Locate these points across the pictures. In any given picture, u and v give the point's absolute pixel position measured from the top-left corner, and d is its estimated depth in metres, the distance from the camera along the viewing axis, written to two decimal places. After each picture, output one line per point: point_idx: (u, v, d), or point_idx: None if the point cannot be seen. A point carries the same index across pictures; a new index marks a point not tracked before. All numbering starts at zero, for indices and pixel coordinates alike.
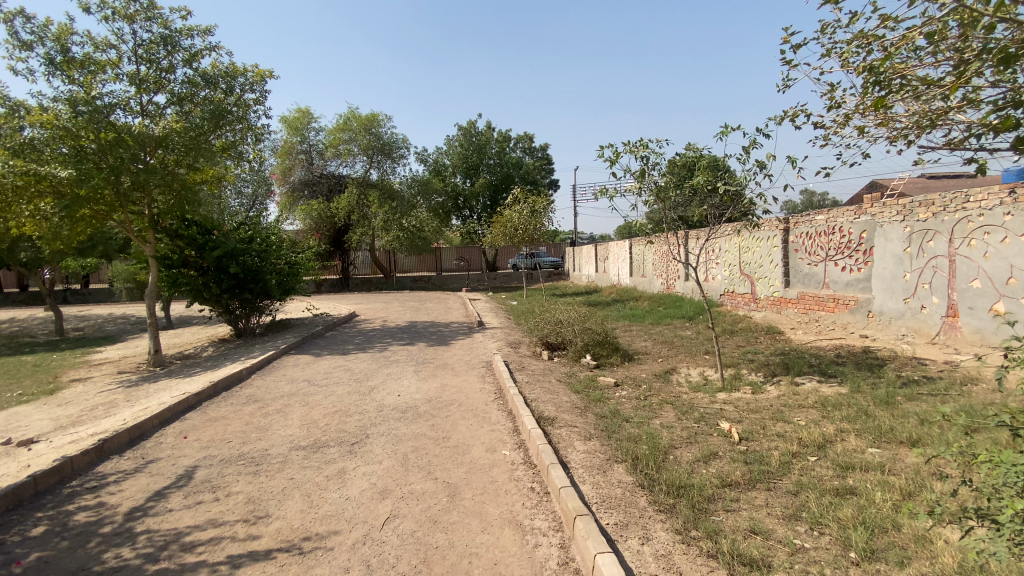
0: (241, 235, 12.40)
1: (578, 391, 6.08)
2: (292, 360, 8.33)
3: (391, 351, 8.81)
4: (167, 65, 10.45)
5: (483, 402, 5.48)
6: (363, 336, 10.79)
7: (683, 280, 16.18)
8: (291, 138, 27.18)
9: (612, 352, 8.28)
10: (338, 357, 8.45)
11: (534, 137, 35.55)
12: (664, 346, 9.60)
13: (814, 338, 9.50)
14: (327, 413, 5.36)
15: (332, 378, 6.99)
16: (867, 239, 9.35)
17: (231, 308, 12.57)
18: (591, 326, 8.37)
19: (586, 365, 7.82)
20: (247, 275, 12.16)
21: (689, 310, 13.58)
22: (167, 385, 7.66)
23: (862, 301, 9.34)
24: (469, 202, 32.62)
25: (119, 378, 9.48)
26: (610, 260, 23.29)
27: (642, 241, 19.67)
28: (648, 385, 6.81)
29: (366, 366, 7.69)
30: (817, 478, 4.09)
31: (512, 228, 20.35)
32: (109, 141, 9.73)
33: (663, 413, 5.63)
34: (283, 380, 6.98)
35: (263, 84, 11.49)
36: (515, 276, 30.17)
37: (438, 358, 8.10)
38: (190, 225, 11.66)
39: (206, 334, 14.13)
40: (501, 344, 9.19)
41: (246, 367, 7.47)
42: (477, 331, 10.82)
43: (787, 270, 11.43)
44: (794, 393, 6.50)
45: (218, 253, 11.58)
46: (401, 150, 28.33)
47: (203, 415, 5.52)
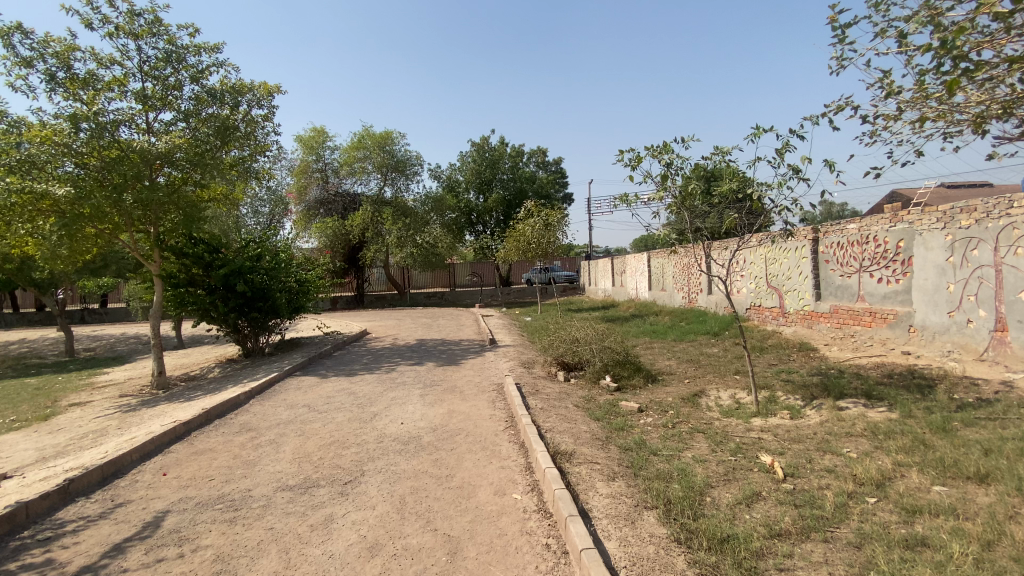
0: (249, 252, 12.14)
1: (598, 419, 5.53)
2: (294, 382, 7.93)
3: (398, 372, 8.37)
4: (173, 81, 10.41)
5: (492, 432, 4.95)
6: (371, 356, 10.38)
7: (706, 294, 15.53)
8: (307, 157, 27.32)
9: (634, 373, 7.71)
10: (343, 379, 8.04)
11: (548, 152, 35.31)
12: (690, 365, 9.00)
13: (852, 356, 8.79)
14: (322, 445, 4.90)
15: (332, 403, 6.55)
16: (904, 249, 8.54)
17: (240, 327, 12.30)
18: (610, 345, 7.82)
19: (606, 388, 7.27)
20: (255, 293, 11.87)
21: (713, 326, 12.93)
22: (165, 411, 7.33)
23: (901, 315, 8.54)
24: (483, 217, 32.38)
25: (120, 402, 9.23)
26: (627, 273, 22.68)
27: (660, 254, 19.08)
28: (676, 412, 6.26)
29: (370, 389, 7.25)
30: (882, 525, 3.36)
31: (526, 242, 19.94)
32: (113, 158, 9.72)
33: (695, 445, 5.08)
34: (282, 406, 6.56)
35: (270, 100, 11.36)
36: (530, 291, 29.70)
37: (447, 380, 7.61)
38: (197, 244, 11.46)
39: (215, 354, 13.87)
40: (514, 364, 8.68)
41: (245, 393, 7.03)
42: (490, 350, 10.33)
43: (817, 282, 10.73)
44: (839, 419, 5.84)
45: (224, 271, 11.31)
46: (415, 167, 28.24)
47: (190, 447, 5.12)
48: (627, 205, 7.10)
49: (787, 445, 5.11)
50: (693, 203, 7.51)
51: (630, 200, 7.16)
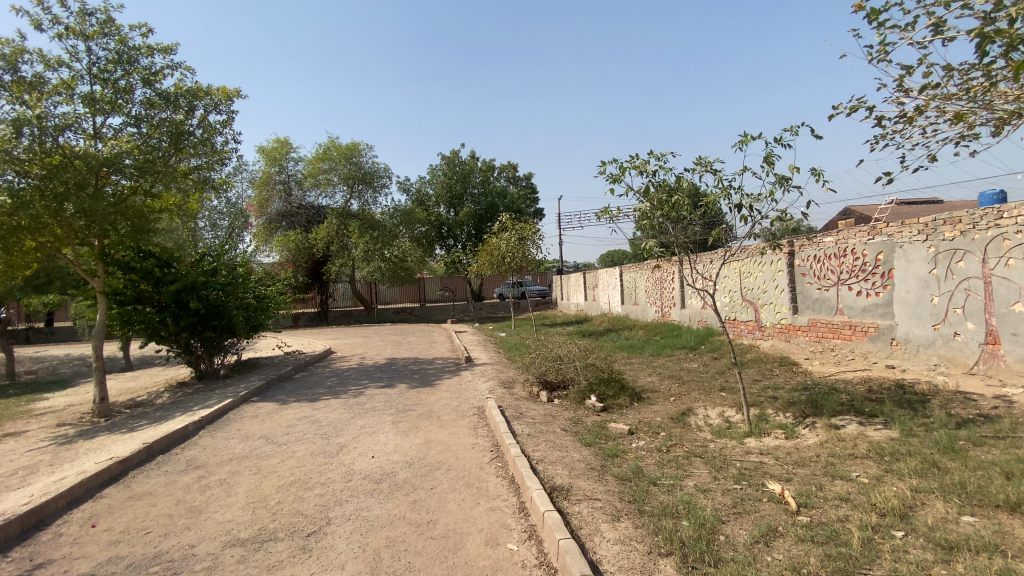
0: (203, 266, 11.28)
1: (589, 446, 5.10)
2: (252, 409, 7.21)
3: (367, 396, 7.73)
4: (125, 85, 9.53)
5: (476, 466, 4.45)
6: (337, 377, 9.68)
7: (679, 308, 15.43)
8: (268, 168, 26.38)
9: (619, 392, 7.33)
10: (306, 404, 7.35)
11: (518, 167, 35.23)
12: (673, 382, 8.70)
13: (835, 370, 8.67)
14: (282, 486, 4.30)
15: (295, 433, 5.90)
16: (883, 261, 8.59)
17: (192, 347, 11.36)
18: (594, 363, 7.43)
19: (592, 408, 6.85)
20: (209, 309, 11.01)
21: (690, 340, 12.75)
22: (97, 445, 6.45)
23: (883, 328, 8.55)
24: (453, 231, 31.88)
25: (52, 433, 8.23)
26: (600, 287, 22.55)
27: (633, 268, 19.01)
28: (667, 433, 5.88)
29: (337, 416, 6.62)
30: (919, 567, 3.05)
31: (499, 256, 19.54)
32: (57, 165, 8.71)
33: (695, 472, 4.70)
34: (236, 437, 5.86)
35: (229, 105, 10.64)
36: (501, 306, 29.28)
37: (421, 403, 7.05)
38: (147, 257, 10.51)
39: (164, 377, 12.79)
40: (492, 384, 8.19)
41: (193, 423, 6.29)
42: (464, 369, 9.79)
43: (794, 295, 10.68)
44: (838, 441, 5.60)
45: (176, 287, 10.41)
46: (383, 180, 27.59)
47: (125, 490, 4.41)
48: (608, 219, 6.78)
49: (791, 471, 4.80)
50: (677, 215, 7.23)
51: (610, 214, 6.85)
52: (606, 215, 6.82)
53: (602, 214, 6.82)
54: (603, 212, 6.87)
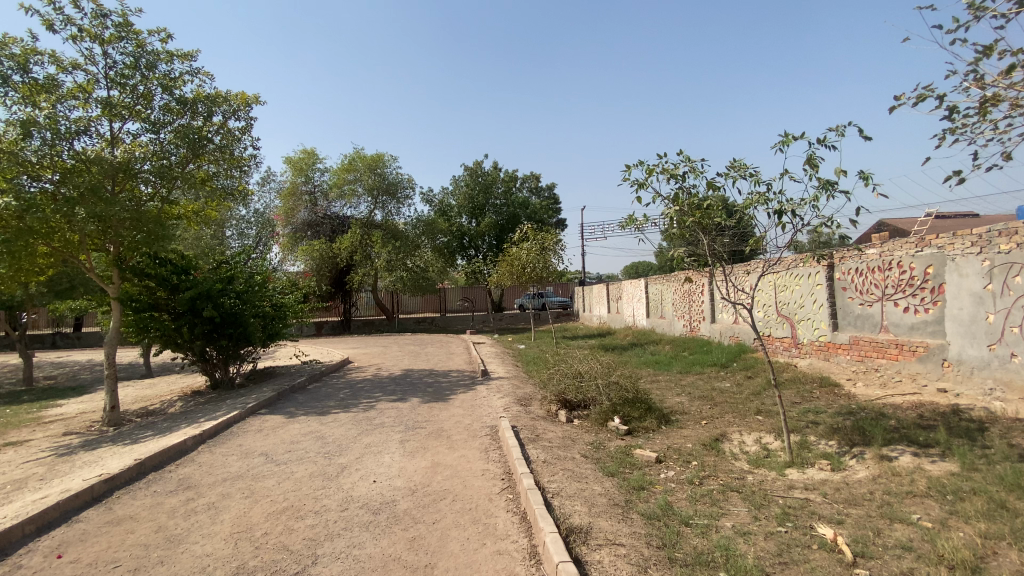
0: (221, 273, 11.20)
1: (613, 477, 4.60)
2: (258, 422, 6.95)
3: (377, 410, 7.39)
4: (143, 92, 9.69)
5: (484, 497, 4.02)
6: (350, 389, 9.38)
7: (709, 322, 14.74)
8: (295, 179, 26.72)
9: (645, 414, 6.81)
10: (313, 418, 7.05)
11: (541, 178, 34.87)
12: (704, 403, 8.11)
13: (881, 393, 7.94)
14: (271, 512, 3.95)
15: (296, 451, 5.57)
16: (933, 275, 7.86)
17: (207, 356, 11.26)
18: (618, 381, 6.93)
19: (615, 431, 6.34)
20: (225, 317, 10.90)
21: (720, 357, 12.09)
22: (100, 457, 6.27)
23: (933, 348, 7.79)
24: (475, 242, 31.68)
25: (61, 442, 8.15)
26: (624, 300, 21.94)
27: (659, 280, 18.36)
28: (699, 464, 5.35)
29: (343, 432, 6.28)
30: None
31: (520, 267, 19.17)
32: (68, 169, 8.93)
33: (733, 511, 4.16)
34: (235, 454, 5.58)
35: (248, 110, 10.60)
36: (523, 317, 28.80)
37: (433, 420, 6.66)
38: (164, 264, 10.48)
39: (181, 385, 12.74)
40: (509, 401, 7.74)
41: (193, 437, 6.02)
42: (481, 383, 9.37)
43: (834, 310, 9.97)
44: (893, 475, 4.95)
45: (190, 294, 10.28)
46: (405, 190, 27.58)
47: (106, 514, 4.13)
48: (633, 230, 6.32)
49: (842, 512, 4.22)
50: (710, 223, 6.70)
51: (636, 224, 6.39)
52: (631, 225, 6.36)
53: (627, 224, 6.36)
54: (628, 221, 6.42)
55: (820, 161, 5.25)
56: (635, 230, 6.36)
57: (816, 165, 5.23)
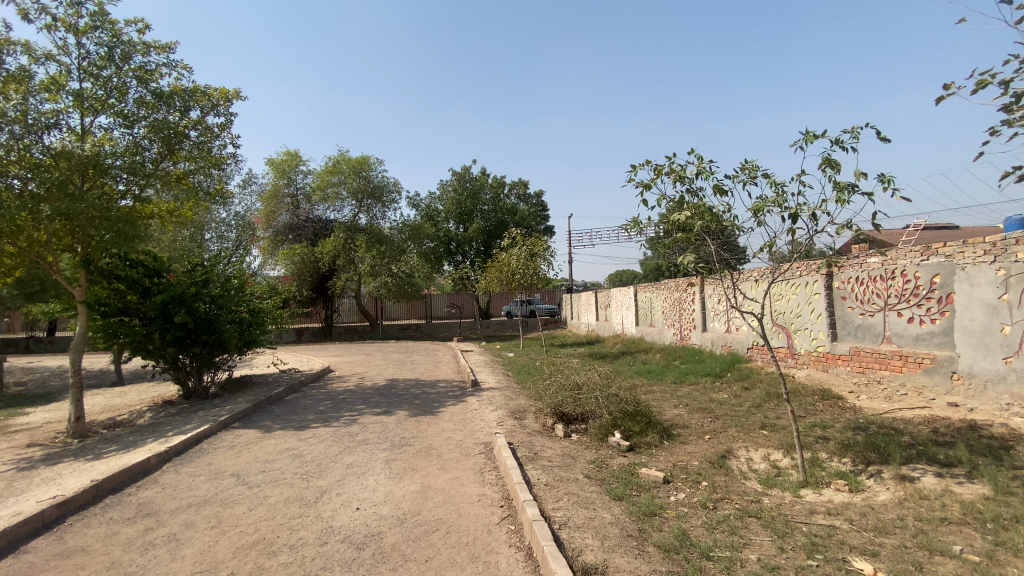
0: (195, 276, 10.57)
1: (623, 503, 4.21)
2: (230, 437, 6.40)
3: (361, 424, 6.89)
4: (118, 85, 9.03)
5: (483, 528, 3.58)
6: (332, 400, 8.85)
7: (700, 331, 14.50)
8: (278, 181, 26.00)
9: (646, 428, 6.44)
10: (291, 433, 6.53)
11: (529, 184, 34.63)
12: (704, 416, 7.78)
13: (887, 407, 7.70)
14: (243, 546, 3.47)
15: (272, 471, 5.07)
16: (941, 285, 7.67)
17: (179, 363, 10.60)
18: (617, 394, 6.56)
19: (616, 447, 5.95)
20: (199, 322, 10.27)
21: (714, 367, 11.81)
22: (49, 476, 5.64)
23: (940, 360, 7.58)
24: (462, 248, 31.26)
25: (15, 455, 7.47)
26: (612, 307, 21.67)
27: (649, 288, 18.13)
28: (711, 484, 4.99)
29: (323, 450, 5.77)
30: None
31: (509, 273, 18.77)
32: (32, 164, 8.25)
33: (757, 542, 3.79)
34: (203, 474, 5.04)
35: (228, 106, 10.01)
36: (509, 324, 28.40)
37: (421, 436, 6.20)
38: (135, 266, 9.81)
39: (150, 394, 12.01)
40: (501, 414, 7.32)
41: (158, 455, 5.44)
42: (470, 394, 8.93)
43: (832, 320, 9.76)
44: (919, 500, 4.64)
45: (162, 298, 9.64)
46: (392, 194, 27.06)
47: (55, 544, 3.60)
48: (635, 234, 5.98)
49: (874, 542, 3.87)
50: (717, 227, 6.35)
51: (639, 228, 6.06)
52: (634, 229, 6.02)
53: (630, 228, 6.02)
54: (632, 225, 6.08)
55: (839, 162, 4.97)
56: (639, 234, 6.03)
57: (836, 166, 4.94)
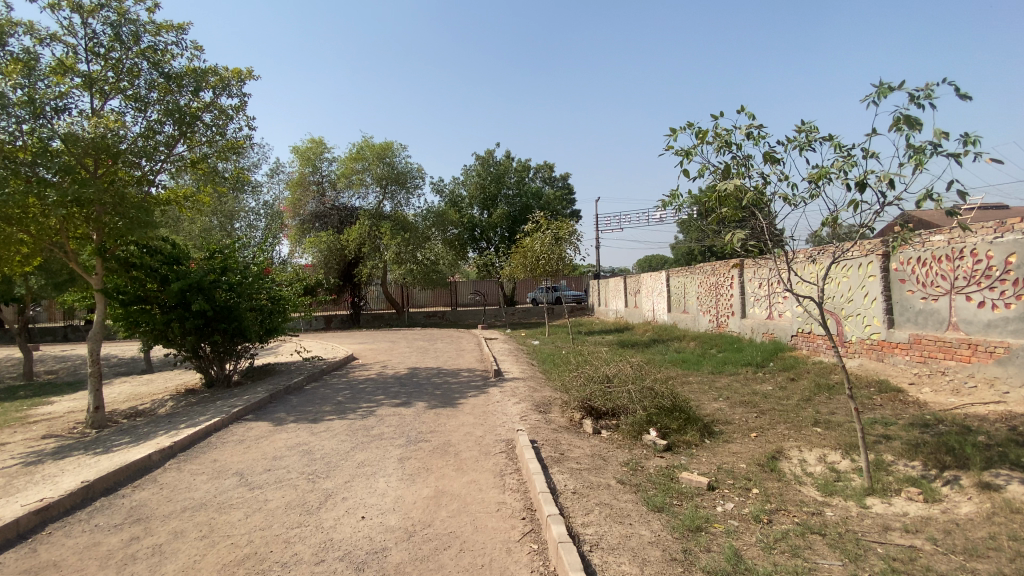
0: (214, 263, 10.37)
1: (666, 518, 3.66)
2: (241, 431, 6.12)
3: (377, 417, 6.52)
4: (129, 67, 8.88)
5: (500, 547, 3.11)
6: (350, 390, 8.55)
7: (738, 318, 13.70)
8: (303, 169, 25.96)
9: (685, 426, 5.88)
10: (304, 426, 6.21)
11: (554, 167, 33.74)
12: (748, 410, 7.13)
13: (954, 400, 6.88)
14: (229, 563, 3.07)
15: (278, 470, 4.73)
16: (1018, 265, 6.75)
17: (200, 351, 10.49)
18: (653, 388, 5.98)
19: (652, 447, 5.40)
20: (218, 311, 10.10)
21: (754, 356, 11.06)
22: (56, 471, 5.47)
23: (1016, 349, 6.69)
24: (487, 234, 30.79)
25: (33, 446, 7.44)
26: (642, 293, 20.89)
27: (682, 273, 17.31)
28: (762, 493, 4.39)
29: (334, 445, 5.40)
30: None
31: (535, 258, 18.19)
32: (36, 150, 8.07)
33: (826, 569, 3.19)
34: (206, 473, 4.75)
35: (241, 86, 9.66)
36: (536, 311, 27.89)
37: (438, 430, 5.77)
38: (153, 253, 9.68)
39: (175, 382, 12.03)
40: (525, 406, 6.84)
41: (158, 451, 5.20)
42: (493, 385, 8.48)
43: (889, 305, 8.87)
44: (1011, 513, 3.91)
45: (179, 286, 9.46)
46: (416, 180, 26.63)
47: (27, 559, 3.32)
48: (671, 210, 5.34)
49: (963, 567, 3.23)
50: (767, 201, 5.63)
51: (675, 204, 5.42)
52: (670, 204, 5.38)
53: (665, 203, 5.38)
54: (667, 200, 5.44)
55: (919, 119, 4.19)
56: (675, 211, 5.39)
57: (914, 125, 4.19)
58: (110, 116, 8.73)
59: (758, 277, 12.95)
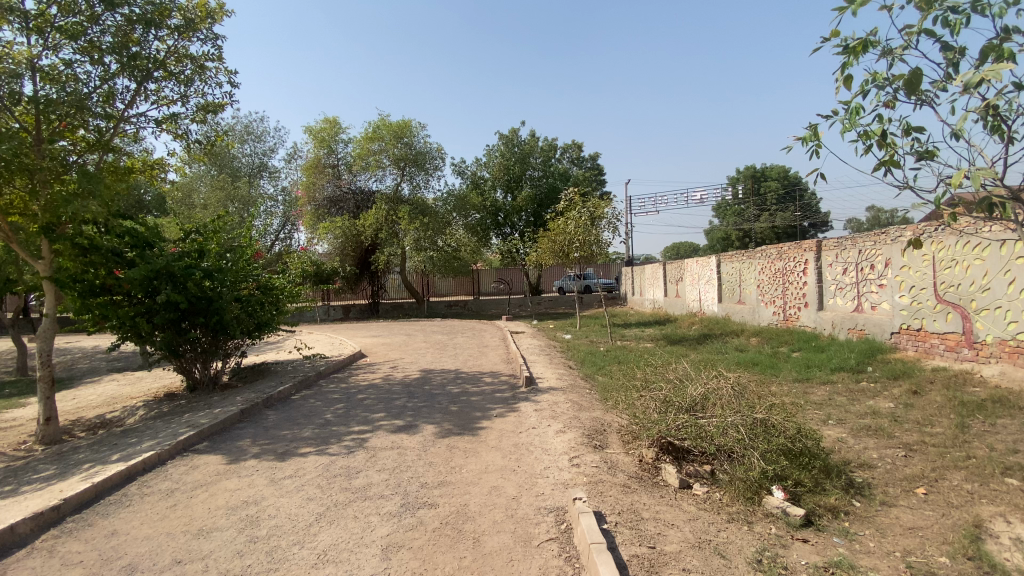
0: (191, 246, 8.65)
1: None
2: (179, 473, 4.36)
3: (370, 450, 4.69)
4: (84, 9, 7.08)
5: None
6: (347, 403, 6.78)
7: (815, 309, 11.52)
8: (318, 151, 24.29)
9: (819, 481, 3.94)
10: (270, 464, 4.44)
11: (583, 147, 31.49)
12: (886, 444, 5.10)
13: None
14: None
15: (193, 564, 2.93)
16: None
17: (179, 350, 8.80)
18: (767, 422, 4.05)
19: (784, 520, 3.47)
20: (194, 302, 8.38)
21: (848, 358, 8.87)
22: None
23: None
24: (511, 218, 28.82)
25: None
26: (686, 281, 18.69)
27: (737, 257, 15.09)
28: None
29: (294, 508, 3.57)
30: None
31: (566, 242, 16.13)
32: None
33: None
34: (82, 566, 2.98)
35: (212, 28, 7.90)
36: (564, 301, 25.99)
37: (450, 482, 3.88)
38: (120, 236, 8.02)
39: (159, 384, 10.47)
40: (575, 436, 4.95)
41: (25, 521, 3.44)
42: (525, 398, 6.60)
43: None
44: None
45: (143, 272, 7.74)
46: (435, 160, 24.79)
47: None
48: (809, 152, 3.21)
49: None
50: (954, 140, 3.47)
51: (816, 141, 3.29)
52: (808, 143, 3.24)
53: (800, 140, 3.22)
54: (803, 136, 3.29)
55: None
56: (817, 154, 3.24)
57: None
58: (56, 62, 6.98)
59: (843, 261, 10.75)
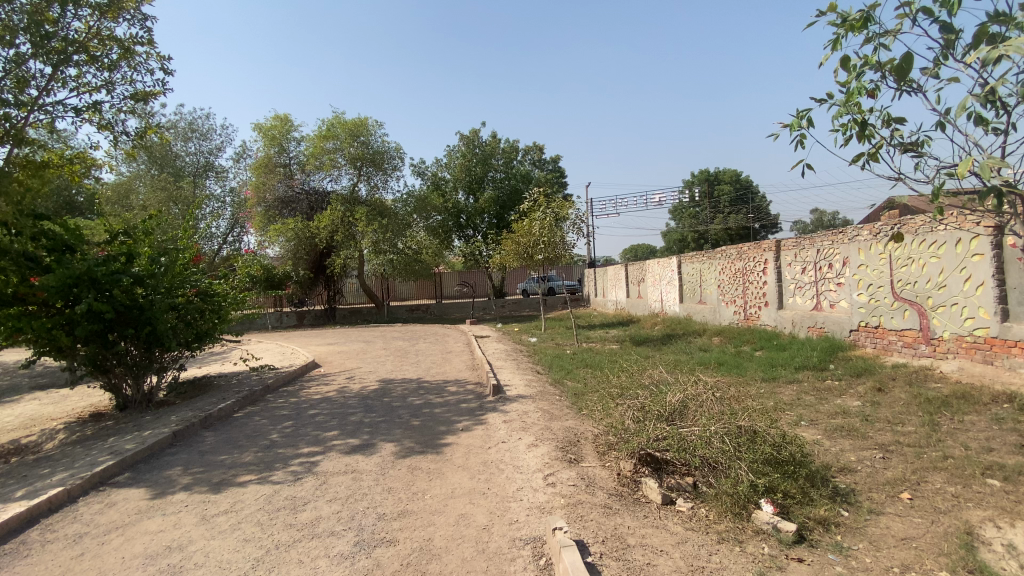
0: (118, 250, 7.77)
1: None
2: (89, 513, 3.72)
3: (319, 476, 4.18)
4: None
5: None
6: (297, 420, 6.18)
7: (775, 309, 11.64)
8: (268, 150, 23.08)
9: (806, 491, 3.76)
10: (201, 497, 3.87)
11: (545, 149, 31.40)
12: (860, 446, 5.00)
13: None
14: None
15: None
16: None
17: (106, 365, 7.92)
18: (752, 430, 3.83)
19: (776, 536, 3.23)
20: (123, 311, 7.54)
21: (810, 356, 8.93)
22: None
23: None
24: (473, 220, 28.35)
25: None
26: (648, 282, 18.76)
27: (698, 258, 15.20)
28: None
29: (227, 552, 3.05)
30: None
31: (530, 243, 15.83)
32: None
33: None
34: None
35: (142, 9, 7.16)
36: (527, 304, 25.74)
37: (412, 512, 3.44)
38: (36, 238, 7.11)
39: (84, 402, 9.44)
40: (547, 451, 4.59)
41: None
42: (491, 409, 6.20)
43: (1003, 292, 6.79)
44: None
45: (61, 280, 6.86)
46: (394, 160, 24.04)
47: None
48: (796, 141, 3.00)
49: None
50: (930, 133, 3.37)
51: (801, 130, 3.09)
52: (795, 130, 3.02)
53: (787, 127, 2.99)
54: (788, 124, 3.07)
55: None
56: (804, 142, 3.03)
57: None
58: None
59: (802, 260, 10.91)
